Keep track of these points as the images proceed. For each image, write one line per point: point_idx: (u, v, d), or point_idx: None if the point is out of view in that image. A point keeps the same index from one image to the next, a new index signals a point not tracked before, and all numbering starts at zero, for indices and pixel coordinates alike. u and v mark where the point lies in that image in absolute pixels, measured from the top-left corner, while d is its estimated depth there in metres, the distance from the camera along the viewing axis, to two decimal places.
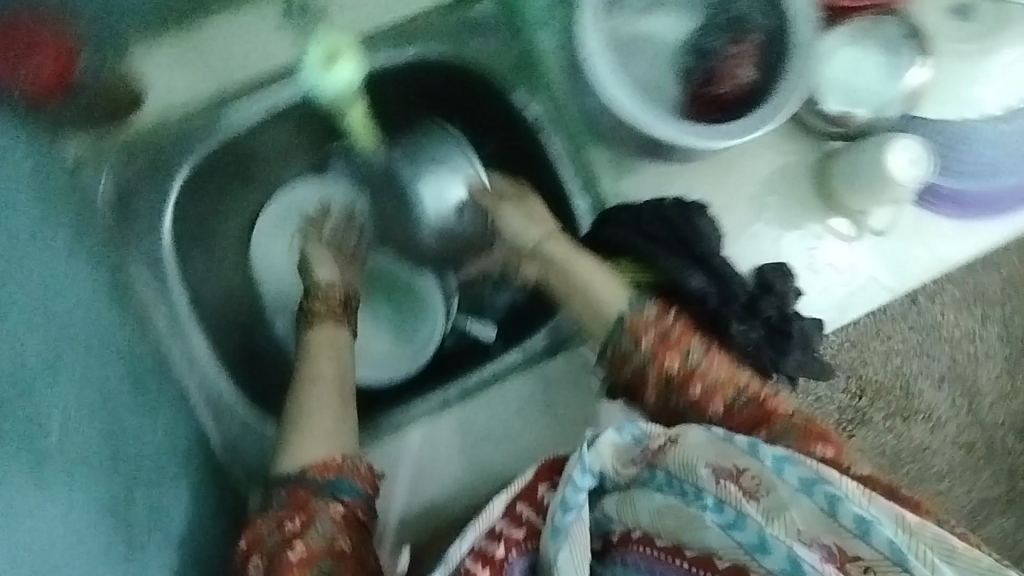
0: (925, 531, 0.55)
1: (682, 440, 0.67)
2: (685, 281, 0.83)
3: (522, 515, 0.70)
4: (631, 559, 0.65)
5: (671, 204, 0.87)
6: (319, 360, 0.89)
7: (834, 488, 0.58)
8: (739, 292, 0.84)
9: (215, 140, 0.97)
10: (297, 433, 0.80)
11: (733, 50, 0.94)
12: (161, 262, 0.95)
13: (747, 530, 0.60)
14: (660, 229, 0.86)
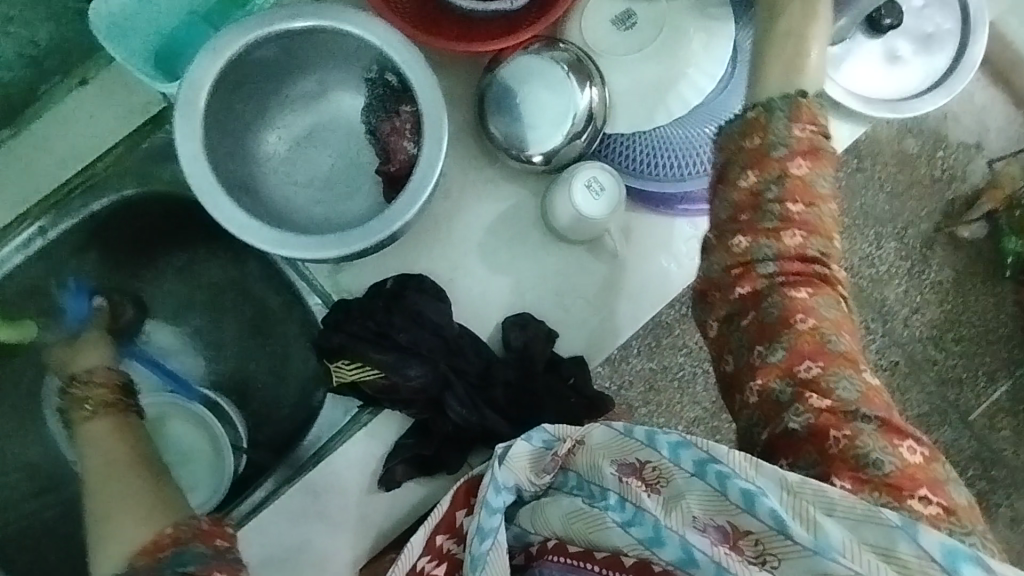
0: (805, 489, 0.52)
1: (588, 441, 0.62)
2: (401, 376, 0.68)
3: (441, 546, 0.64)
4: (549, 569, 0.60)
5: (391, 283, 0.72)
6: (102, 449, 0.66)
7: (722, 466, 0.54)
8: (467, 363, 0.70)
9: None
10: (111, 531, 0.58)
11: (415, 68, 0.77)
12: None
13: (645, 525, 0.56)
14: (367, 324, 0.69)
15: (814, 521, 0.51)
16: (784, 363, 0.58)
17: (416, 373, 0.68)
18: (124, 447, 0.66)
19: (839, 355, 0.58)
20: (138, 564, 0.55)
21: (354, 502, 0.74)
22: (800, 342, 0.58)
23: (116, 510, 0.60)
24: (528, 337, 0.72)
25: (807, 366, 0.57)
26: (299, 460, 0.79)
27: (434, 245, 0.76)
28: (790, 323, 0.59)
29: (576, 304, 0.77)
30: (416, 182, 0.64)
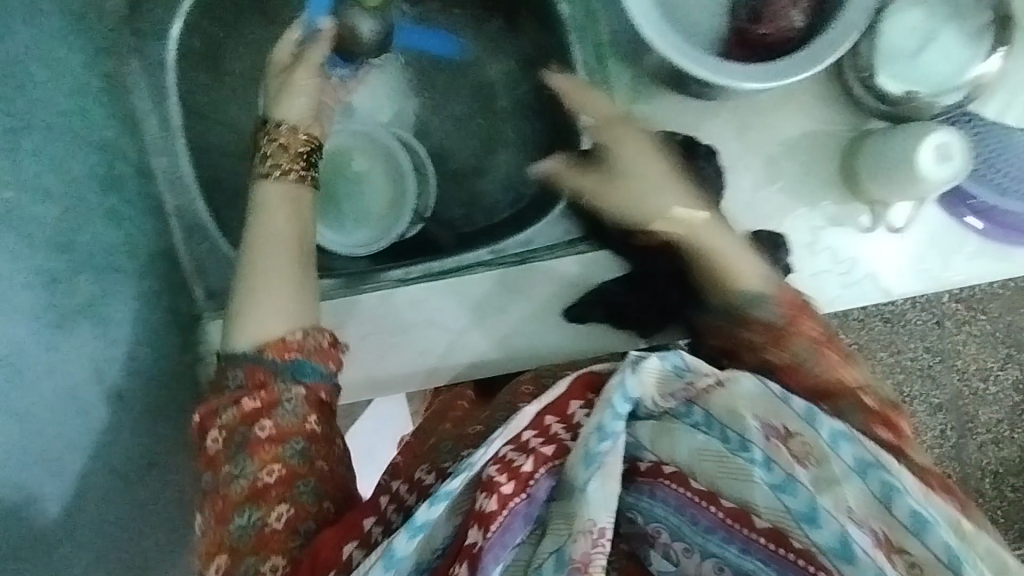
0: (978, 542, 0.44)
1: (729, 385, 0.51)
2: (666, 224, 0.68)
3: (549, 428, 0.56)
4: (661, 493, 0.53)
5: (681, 137, 0.70)
6: (272, 214, 0.68)
7: (892, 476, 0.46)
8: (722, 247, 0.68)
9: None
10: (249, 307, 0.63)
11: None
12: (164, 71, 0.73)
13: (798, 497, 0.47)
14: (653, 161, 0.69)
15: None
16: None
17: (680, 229, 0.68)
18: (290, 226, 0.67)
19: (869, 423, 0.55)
20: (269, 354, 0.62)
21: (536, 317, 0.74)
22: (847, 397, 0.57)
23: (265, 286, 0.64)
24: (775, 256, 0.72)
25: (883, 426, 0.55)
26: (493, 252, 0.77)
27: (732, 130, 0.73)
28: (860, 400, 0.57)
29: (828, 260, 0.75)
30: (814, 52, 0.61)
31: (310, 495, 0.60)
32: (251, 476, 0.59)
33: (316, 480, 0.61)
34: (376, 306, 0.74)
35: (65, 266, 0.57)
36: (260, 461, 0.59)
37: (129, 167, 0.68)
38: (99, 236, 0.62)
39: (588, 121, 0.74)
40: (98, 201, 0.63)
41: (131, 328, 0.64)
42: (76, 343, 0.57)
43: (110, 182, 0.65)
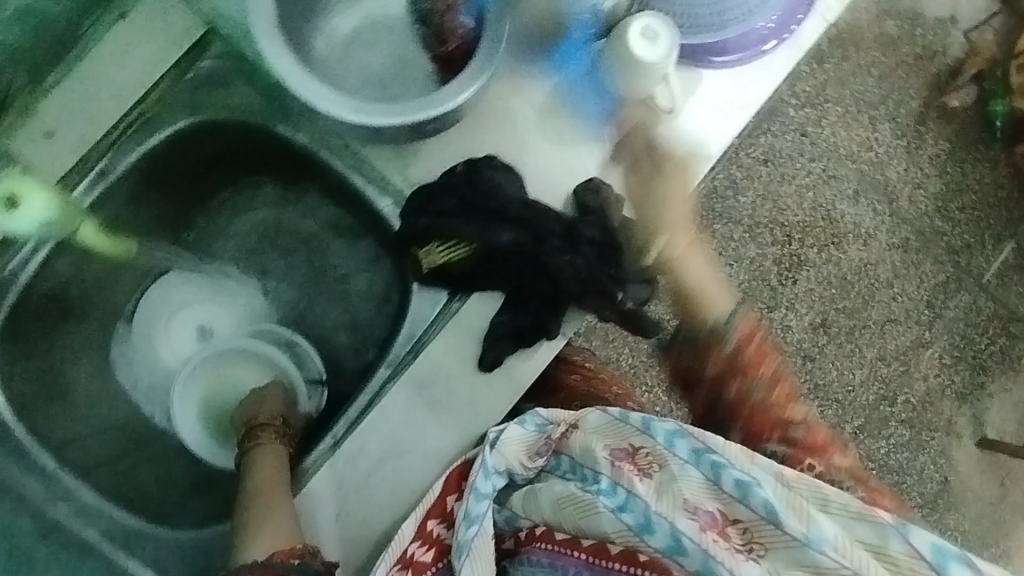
0: (799, 485, 0.62)
1: (581, 425, 0.69)
2: (495, 241, 0.71)
3: (431, 532, 0.67)
4: (535, 556, 0.64)
5: (461, 167, 0.73)
6: (260, 469, 0.65)
7: (716, 456, 0.64)
8: (551, 227, 0.71)
9: (8, 296, 0.76)
10: (255, 525, 0.58)
11: None
12: (16, 433, 0.76)
13: (638, 511, 0.62)
14: (452, 202, 0.72)
15: (807, 514, 0.59)
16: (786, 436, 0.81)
17: (508, 238, 0.70)
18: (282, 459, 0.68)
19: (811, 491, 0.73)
20: (278, 559, 0.54)
21: (461, 387, 0.75)
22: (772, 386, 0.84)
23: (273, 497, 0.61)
24: (603, 198, 0.75)
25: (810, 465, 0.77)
26: (389, 364, 0.78)
27: (498, 129, 0.77)
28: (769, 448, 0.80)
29: (641, 172, 0.78)
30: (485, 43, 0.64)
31: None
32: None
33: None
34: (329, 478, 0.73)
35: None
36: None
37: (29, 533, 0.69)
38: None
39: (384, 209, 0.77)
40: None
41: None
42: None
43: None
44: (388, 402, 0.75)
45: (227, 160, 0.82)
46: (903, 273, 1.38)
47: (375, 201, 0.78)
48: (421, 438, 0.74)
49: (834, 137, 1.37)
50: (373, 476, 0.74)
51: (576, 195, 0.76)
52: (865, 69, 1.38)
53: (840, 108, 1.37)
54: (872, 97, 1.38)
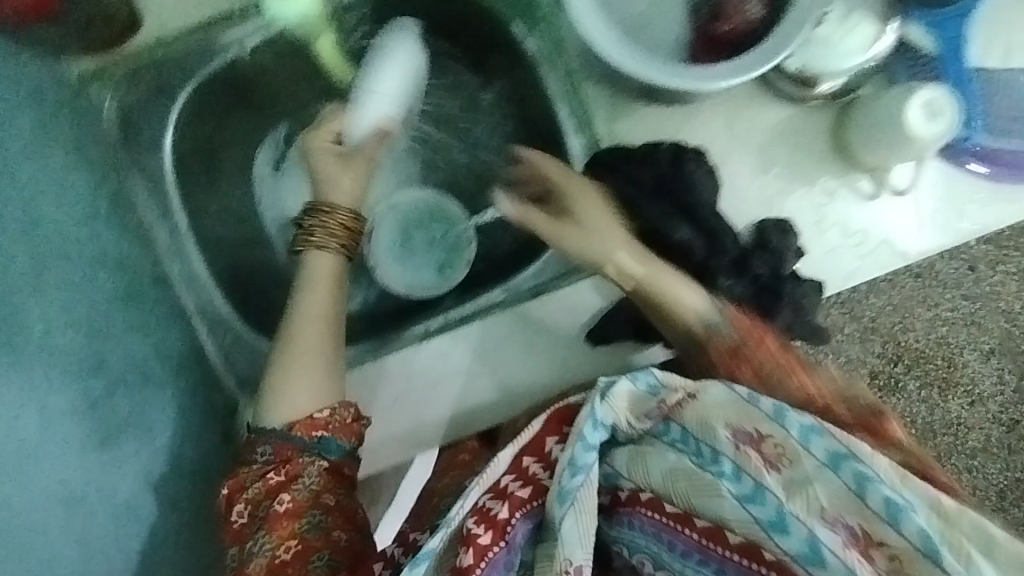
0: (962, 518, 0.44)
1: (700, 396, 0.55)
2: (669, 233, 0.67)
3: (527, 470, 0.61)
4: (638, 521, 0.58)
5: (671, 145, 0.69)
6: (313, 289, 0.70)
7: (863, 466, 0.48)
8: (727, 246, 0.68)
9: (213, 62, 0.76)
10: (279, 387, 0.66)
11: None
12: (166, 183, 0.77)
13: (766, 506, 0.51)
14: (646, 174, 0.68)
15: (968, 558, 0.43)
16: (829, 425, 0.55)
17: (683, 236, 0.67)
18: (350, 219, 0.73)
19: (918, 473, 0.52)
20: (297, 433, 0.64)
21: (558, 347, 0.74)
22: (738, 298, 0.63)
23: (305, 369, 0.66)
24: (787, 244, 0.70)
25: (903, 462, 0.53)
26: (504, 291, 0.78)
27: (718, 126, 0.74)
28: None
29: (834, 238, 0.74)
30: (771, 45, 0.62)
31: (327, 565, 0.63)
32: (266, 552, 0.63)
33: (330, 551, 0.64)
34: (405, 363, 0.75)
35: (100, 389, 0.59)
36: (278, 536, 0.63)
37: (144, 275, 0.72)
38: (126, 349, 0.64)
39: (573, 147, 0.75)
40: (120, 316, 0.65)
41: (179, 430, 0.66)
42: (119, 457, 0.59)
43: (128, 294, 0.67)
44: (490, 324, 0.75)
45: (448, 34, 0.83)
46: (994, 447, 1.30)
47: (567, 136, 0.76)
48: (501, 372, 0.75)
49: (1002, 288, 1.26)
50: (443, 381, 0.75)
51: (761, 225, 0.72)
52: None
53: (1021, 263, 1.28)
54: None
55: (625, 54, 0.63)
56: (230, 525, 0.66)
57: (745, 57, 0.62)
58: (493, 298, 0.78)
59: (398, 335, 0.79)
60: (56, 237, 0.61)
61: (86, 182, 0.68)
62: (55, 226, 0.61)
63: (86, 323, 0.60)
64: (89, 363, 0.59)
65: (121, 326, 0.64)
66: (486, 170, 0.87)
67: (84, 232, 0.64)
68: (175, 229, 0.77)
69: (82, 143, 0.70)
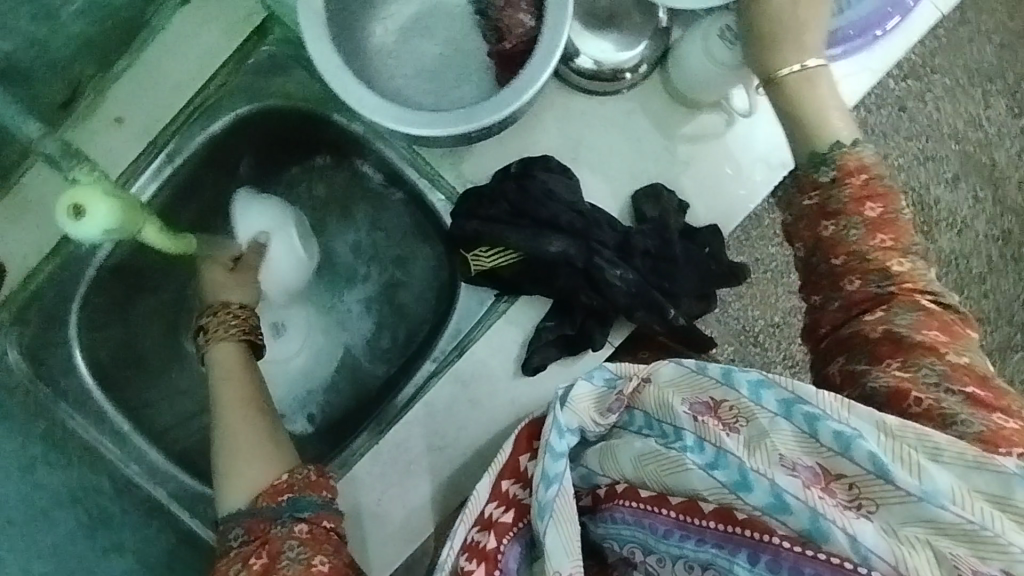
0: (906, 434, 0.51)
1: (654, 378, 0.61)
2: (544, 249, 0.68)
3: (507, 493, 0.66)
4: (619, 514, 0.59)
5: (514, 167, 0.71)
6: (231, 380, 0.70)
7: (812, 407, 0.53)
8: (604, 238, 0.69)
9: (88, 272, 0.79)
10: (228, 470, 0.65)
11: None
12: (93, 398, 0.80)
13: (729, 467, 0.54)
14: (501, 205, 0.70)
15: (919, 466, 0.50)
16: (913, 324, 0.57)
17: (558, 247, 0.68)
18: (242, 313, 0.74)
19: (918, 343, 0.57)
20: (261, 504, 0.62)
21: (503, 387, 0.76)
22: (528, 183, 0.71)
23: (243, 444, 0.66)
24: (663, 205, 0.71)
25: (940, 362, 0.56)
26: (435, 360, 0.79)
27: (558, 126, 0.74)
28: (823, 220, 0.60)
29: (707, 177, 0.74)
30: (540, 54, 0.62)
31: None
32: None
33: None
34: (372, 466, 0.76)
35: None
36: None
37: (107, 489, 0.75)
38: None
39: (437, 203, 0.77)
40: None
41: None
42: None
43: None
44: (433, 396, 0.76)
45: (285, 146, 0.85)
46: (999, 267, 1.23)
47: (427, 195, 0.77)
48: (459, 435, 0.76)
49: (936, 115, 1.22)
50: (412, 468, 0.76)
51: (634, 199, 0.73)
52: (982, 39, 1.22)
53: (947, 81, 1.22)
54: (985, 72, 1.22)
55: (403, 117, 0.63)
56: None
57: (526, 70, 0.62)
58: (423, 375, 0.79)
59: (355, 442, 0.80)
60: None
61: None
62: None
63: None
64: None
65: None
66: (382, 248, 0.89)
67: None
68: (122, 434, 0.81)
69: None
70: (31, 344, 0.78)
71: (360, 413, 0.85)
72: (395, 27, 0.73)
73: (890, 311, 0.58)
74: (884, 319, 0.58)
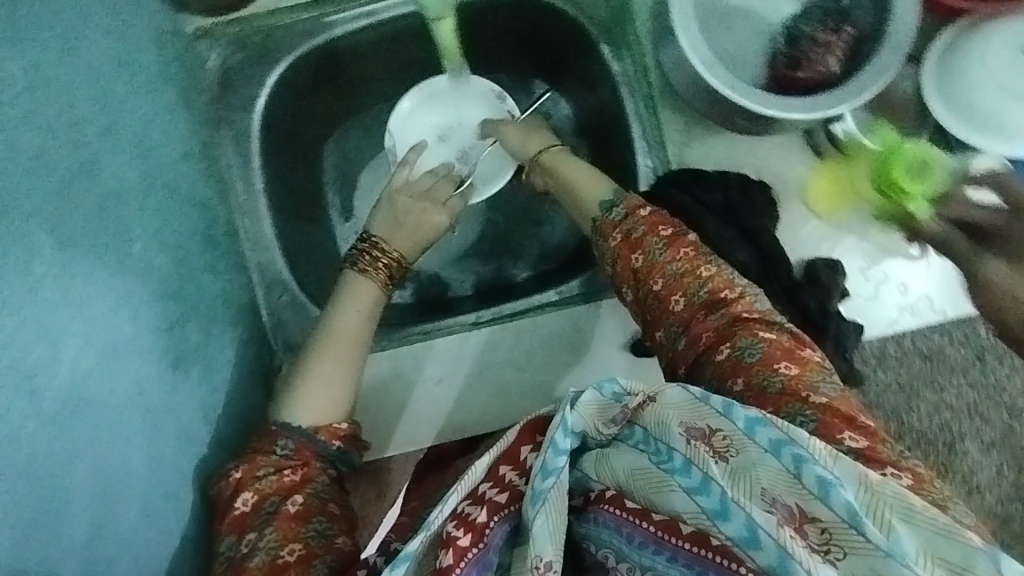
0: (887, 491, 0.43)
1: (657, 397, 0.52)
2: (729, 254, 0.70)
3: (503, 477, 0.56)
4: (604, 518, 0.51)
5: (737, 174, 0.74)
6: (349, 313, 0.70)
7: (802, 450, 0.45)
8: (782, 276, 0.71)
9: (319, 38, 0.81)
10: (306, 389, 0.64)
11: (830, 36, 0.70)
12: (251, 142, 0.81)
13: (711, 495, 0.46)
14: (714, 197, 0.72)
15: (890, 525, 0.42)
16: (759, 362, 0.54)
17: (741, 258, 0.70)
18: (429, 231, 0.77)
19: (781, 390, 0.52)
20: (319, 438, 0.62)
21: (606, 350, 0.77)
22: (637, 215, 0.63)
23: (335, 367, 0.65)
24: (834, 282, 0.74)
25: (781, 371, 0.53)
26: (557, 294, 0.81)
27: (781, 168, 0.77)
28: (634, 253, 0.62)
29: (873, 286, 0.78)
30: (842, 93, 0.66)
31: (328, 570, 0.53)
32: (271, 550, 0.53)
33: (336, 559, 0.54)
34: (452, 348, 0.78)
35: (177, 313, 0.60)
36: (284, 537, 0.54)
37: (221, 223, 0.74)
38: (201, 287, 0.65)
39: (643, 166, 0.79)
40: (199, 255, 0.67)
41: (229, 373, 0.67)
42: (188, 383, 0.60)
43: (208, 236, 0.70)
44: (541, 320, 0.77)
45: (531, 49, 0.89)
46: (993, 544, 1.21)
47: (637, 156, 0.79)
48: (543, 367, 0.77)
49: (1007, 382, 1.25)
50: (487, 369, 0.77)
51: (812, 264, 0.76)
52: None
53: None
54: None
55: (709, 68, 0.66)
56: (228, 513, 0.58)
57: (825, 96, 0.66)
58: (539, 300, 0.81)
59: (445, 322, 0.81)
60: (158, 164, 0.63)
61: (185, 122, 0.71)
62: (157, 157, 0.63)
63: (172, 251, 0.62)
64: (171, 289, 0.59)
65: (199, 262, 0.66)
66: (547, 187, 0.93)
67: (176, 166, 0.67)
68: (252, 189, 0.81)
69: (185, 89, 0.73)
70: (233, 62, 0.80)
71: (451, 303, 0.86)
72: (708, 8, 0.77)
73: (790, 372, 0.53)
74: (722, 337, 0.57)
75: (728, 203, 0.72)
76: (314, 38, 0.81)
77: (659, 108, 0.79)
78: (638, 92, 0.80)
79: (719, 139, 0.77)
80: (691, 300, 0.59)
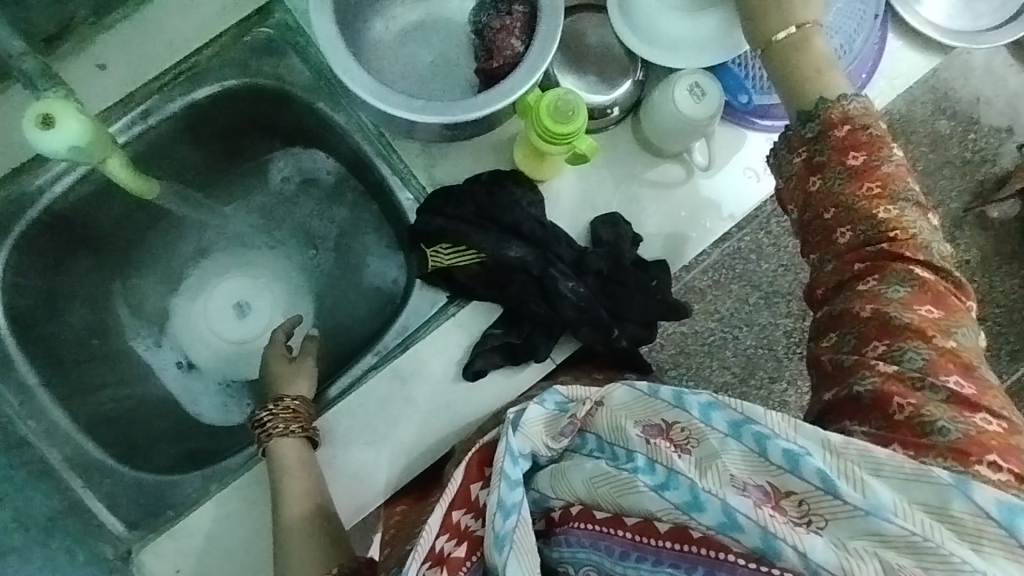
0: (850, 450, 0.47)
1: (606, 401, 0.55)
2: (502, 253, 0.72)
3: (459, 524, 0.57)
4: (575, 537, 0.54)
5: (486, 174, 0.75)
6: (293, 475, 0.69)
7: (759, 425, 0.49)
8: (561, 252, 0.73)
9: (29, 212, 0.75)
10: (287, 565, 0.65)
11: (505, 19, 0.71)
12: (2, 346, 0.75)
13: (680, 488, 0.49)
14: (467, 208, 0.73)
15: (863, 482, 0.46)
16: (907, 299, 0.51)
17: (516, 252, 0.72)
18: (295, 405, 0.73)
19: (907, 325, 0.51)
20: None
21: (442, 389, 0.75)
22: (829, 132, 0.54)
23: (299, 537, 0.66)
24: (620, 232, 0.74)
25: (922, 312, 0.51)
26: (378, 353, 0.79)
27: None
28: (811, 177, 0.55)
29: (662, 218, 0.77)
30: (526, 67, 0.65)
31: None
32: None
33: None
34: None
35: None
36: None
37: None
38: None
39: (404, 201, 0.79)
40: None
41: None
42: None
43: None
44: (369, 387, 0.75)
45: (263, 127, 0.87)
46: None
47: (397, 195, 0.79)
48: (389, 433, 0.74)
49: None
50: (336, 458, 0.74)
51: (595, 223, 0.76)
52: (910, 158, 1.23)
53: None
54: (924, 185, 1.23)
55: (385, 100, 0.65)
56: None
57: (509, 79, 0.66)
58: (359, 369, 0.79)
59: None
60: None
61: None
62: None
63: None
64: None
65: None
66: (347, 248, 0.92)
67: None
68: (26, 390, 0.75)
69: None
70: None
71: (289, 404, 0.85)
72: (395, 35, 0.77)
73: (918, 305, 0.51)
74: (884, 319, 0.51)
75: (484, 207, 0.73)
76: (25, 215, 0.75)
77: (396, 141, 0.78)
78: (371, 136, 0.79)
79: (455, 147, 0.77)
80: (866, 239, 0.53)
